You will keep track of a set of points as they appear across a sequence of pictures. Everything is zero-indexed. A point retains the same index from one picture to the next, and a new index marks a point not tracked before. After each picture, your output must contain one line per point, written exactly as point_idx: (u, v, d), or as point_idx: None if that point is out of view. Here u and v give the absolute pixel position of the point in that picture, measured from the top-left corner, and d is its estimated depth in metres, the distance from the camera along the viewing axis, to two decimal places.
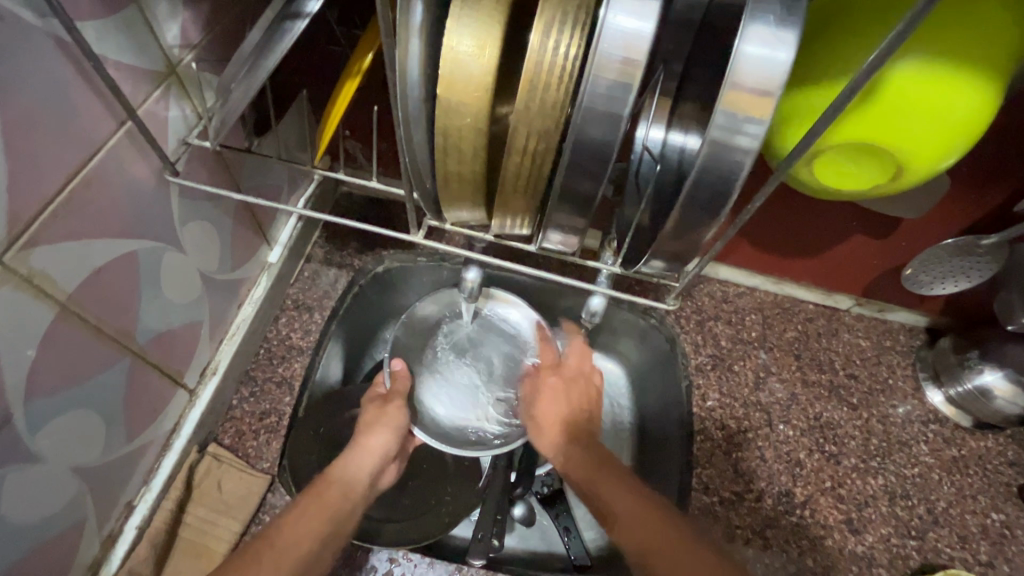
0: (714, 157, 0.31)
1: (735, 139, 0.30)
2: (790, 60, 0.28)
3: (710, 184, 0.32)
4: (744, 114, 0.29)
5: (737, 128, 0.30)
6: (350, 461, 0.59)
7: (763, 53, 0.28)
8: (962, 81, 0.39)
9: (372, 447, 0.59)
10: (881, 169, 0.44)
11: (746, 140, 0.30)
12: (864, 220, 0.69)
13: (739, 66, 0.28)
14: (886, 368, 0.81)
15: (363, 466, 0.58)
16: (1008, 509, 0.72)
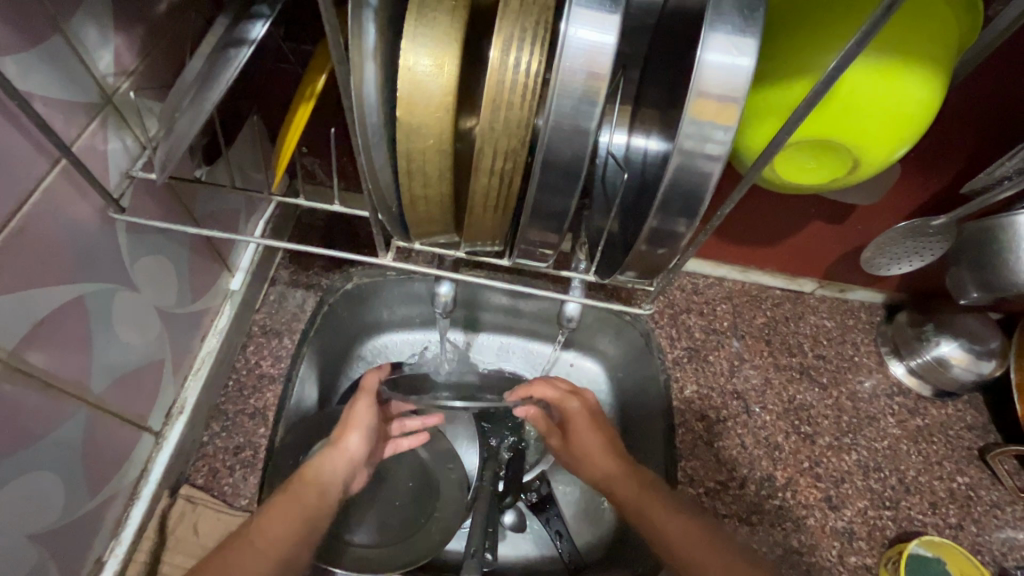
0: (684, 166, 0.31)
1: (706, 147, 0.30)
2: (753, 64, 0.28)
3: (680, 192, 0.32)
4: (712, 122, 0.29)
5: (706, 136, 0.30)
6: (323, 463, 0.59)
7: (725, 60, 0.28)
8: (913, 77, 0.41)
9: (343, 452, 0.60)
10: (839, 163, 0.46)
11: (717, 148, 0.30)
12: (823, 206, 0.71)
13: (704, 75, 0.29)
14: (852, 346, 0.84)
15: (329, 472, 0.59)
16: (971, 471, 0.76)
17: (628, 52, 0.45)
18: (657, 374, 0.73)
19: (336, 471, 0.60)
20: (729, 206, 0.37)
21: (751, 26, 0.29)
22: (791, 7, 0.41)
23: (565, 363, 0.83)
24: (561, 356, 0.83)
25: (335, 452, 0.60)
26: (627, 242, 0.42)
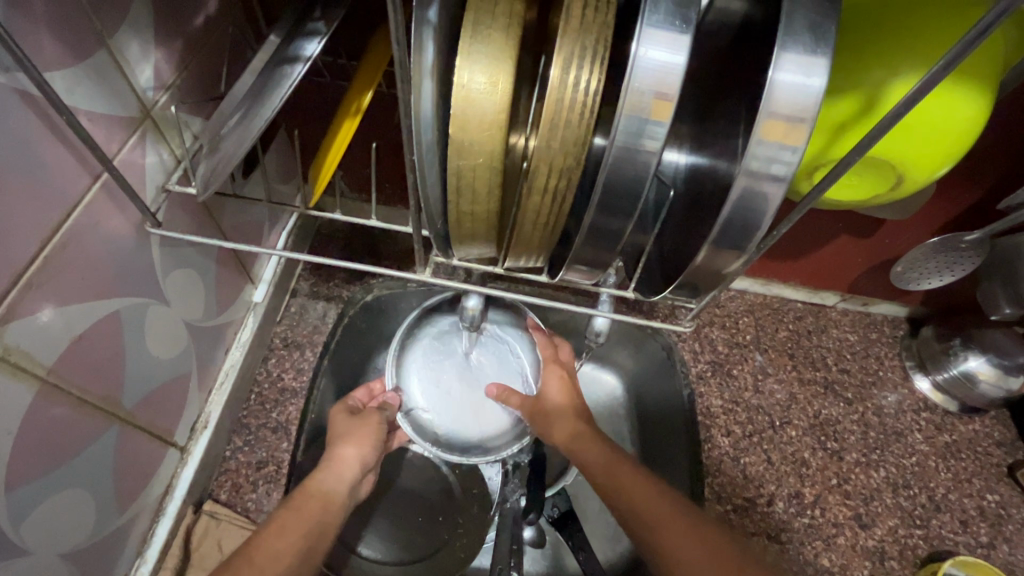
0: (748, 187, 0.30)
1: (771, 168, 0.30)
2: (823, 85, 0.28)
3: (742, 213, 0.31)
4: (779, 142, 0.29)
5: (773, 157, 0.29)
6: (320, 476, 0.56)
7: (795, 81, 0.28)
8: (961, 93, 0.40)
9: (346, 460, 0.58)
10: (882, 179, 0.46)
11: (784, 168, 0.29)
12: (848, 220, 0.70)
13: (774, 95, 0.28)
14: (876, 360, 0.83)
15: (334, 484, 0.55)
16: (1001, 489, 0.75)
17: None
18: (680, 389, 0.72)
19: (341, 484, 0.56)
20: (785, 227, 0.36)
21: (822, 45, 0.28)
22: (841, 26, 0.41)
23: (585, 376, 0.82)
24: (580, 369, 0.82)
25: (331, 464, 0.57)
26: (669, 257, 0.41)
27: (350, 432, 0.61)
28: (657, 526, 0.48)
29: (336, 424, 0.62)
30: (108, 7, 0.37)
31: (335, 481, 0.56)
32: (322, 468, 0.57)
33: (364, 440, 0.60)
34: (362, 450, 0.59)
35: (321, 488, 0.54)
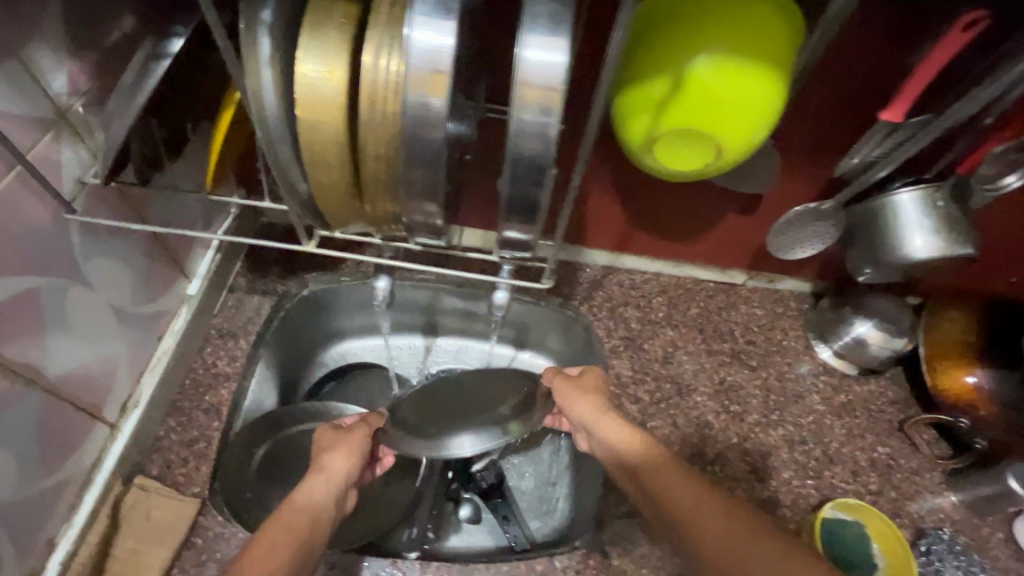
0: (523, 146, 0.36)
1: (538, 127, 0.36)
2: (566, 59, 0.34)
3: (528, 169, 0.38)
4: (538, 106, 0.35)
5: (536, 119, 0.35)
6: (304, 490, 0.55)
7: (543, 54, 0.33)
8: (752, 69, 0.48)
9: (331, 469, 0.57)
10: (706, 148, 0.52)
11: (546, 128, 0.36)
12: (734, 199, 0.76)
13: (525, 68, 0.34)
14: (780, 332, 0.90)
15: (321, 494, 0.55)
16: (892, 442, 0.80)
17: None
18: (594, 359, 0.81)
19: (324, 500, 0.55)
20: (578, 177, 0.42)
21: (563, 26, 0.34)
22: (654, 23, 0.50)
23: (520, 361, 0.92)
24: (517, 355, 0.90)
25: (316, 476, 0.56)
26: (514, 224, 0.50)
27: (335, 444, 0.59)
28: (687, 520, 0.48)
29: (323, 439, 0.60)
30: (22, 24, 0.44)
31: (319, 490, 0.55)
32: (309, 479, 0.56)
33: (350, 449, 0.59)
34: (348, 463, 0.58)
35: (302, 507, 0.53)
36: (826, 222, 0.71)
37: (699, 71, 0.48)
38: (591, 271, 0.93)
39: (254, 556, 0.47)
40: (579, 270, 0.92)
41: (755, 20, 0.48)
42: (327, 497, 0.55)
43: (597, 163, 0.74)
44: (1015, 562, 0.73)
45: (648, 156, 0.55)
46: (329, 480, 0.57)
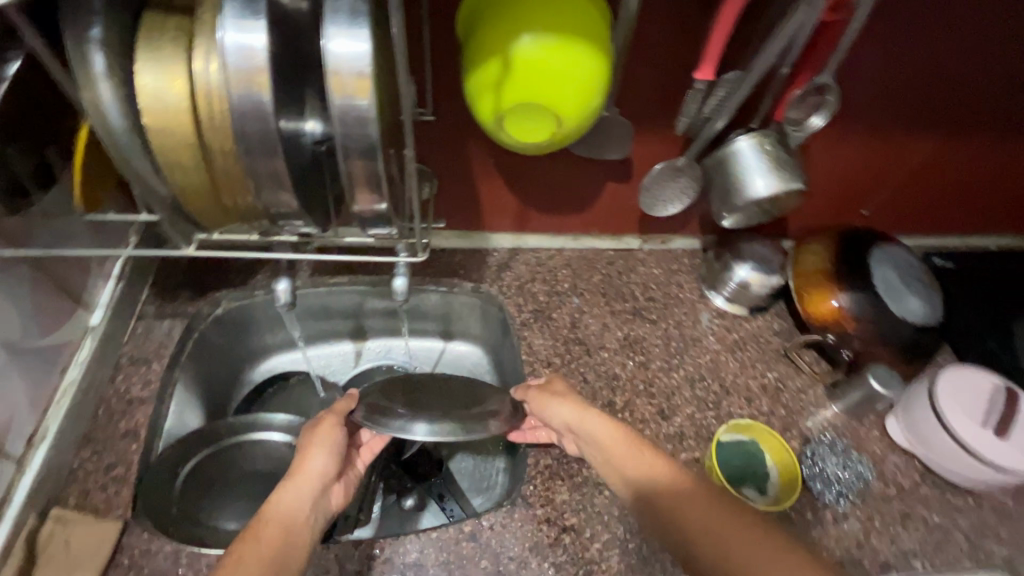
0: (348, 126, 0.41)
1: (356, 109, 0.41)
2: (369, 49, 0.40)
3: (356, 144, 0.43)
4: (353, 93, 0.40)
5: (353, 103, 0.41)
6: (285, 492, 0.62)
7: (348, 46, 0.40)
8: (570, 43, 0.55)
9: (310, 471, 0.64)
10: (548, 118, 0.59)
11: (363, 109, 0.41)
12: (608, 170, 0.83)
13: (333, 62, 0.40)
14: (676, 285, 0.98)
15: (297, 497, 0.61)
16: (780, 367, 0.90)
17: None
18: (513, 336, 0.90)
19: (302, 497, 0.62)
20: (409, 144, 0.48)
21: (362, 25, 0.40)
22: (483, 19, 0.57)
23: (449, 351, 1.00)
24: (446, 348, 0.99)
25: (297, 480, 0.63)
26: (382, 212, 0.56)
27: (308, 444, 0.66)
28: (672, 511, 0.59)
29: (301, 439, 0.68)
30: None
31: (302, 487, 0.62)
32: (286, 485, 0.62)
33: (323, 448, 0.66)
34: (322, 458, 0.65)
35: (285, 506, 0.60)
36: (685, 177, 0.79)
37: (522, 51, 0.54)
38: (498, 254, 0.98)
39: (231, 565, 0.52)
40: (487, 255, 0.97)
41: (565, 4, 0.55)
42: (309, 492, 0.63)
43: (480, 148, 0.79)
44: (891, 453, 0.82)
45: (503, 135, 0.61)
46: (306, 481, 0.63)
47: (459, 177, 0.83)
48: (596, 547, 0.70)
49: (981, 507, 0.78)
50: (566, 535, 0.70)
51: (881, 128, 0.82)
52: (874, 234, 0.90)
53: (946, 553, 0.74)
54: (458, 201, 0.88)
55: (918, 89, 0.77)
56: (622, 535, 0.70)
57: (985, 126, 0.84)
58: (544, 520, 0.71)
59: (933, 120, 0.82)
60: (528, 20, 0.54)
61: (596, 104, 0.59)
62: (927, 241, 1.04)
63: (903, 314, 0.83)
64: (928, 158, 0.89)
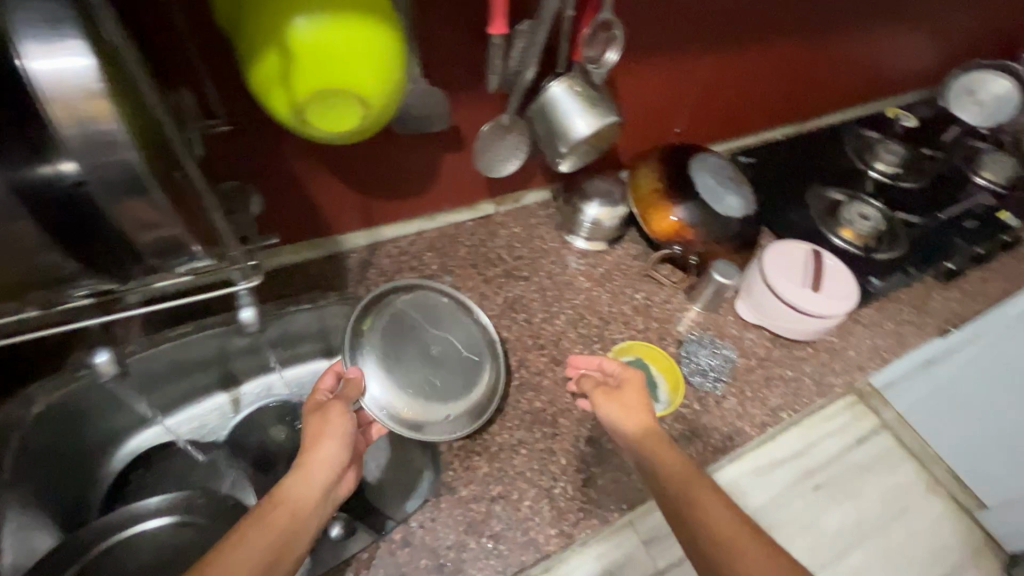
0: (92, 157, 0.36)
1: (100, 136, 0.35)
2: (92, 63, 0.34)
3: (115, 174, 0.37)
4: (89, 116, 0.35)
5: (93, 128, 0.35)
6: (294, 479, 0.54)
7: (56, 62, 0.33)
8: (348, 21, 0.51)
9: (321, 460, 0.56)
10: (351, 105, 0.55)
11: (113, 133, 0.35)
12: (441, 142, 0.82)
13: (47, 86, 0.33)
14: (538, 238, 1.02)
15: (305, 487, 0.54)
16: (644, 286, 0.98)
17: None
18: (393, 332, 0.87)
19: (311, 487, 0.54)
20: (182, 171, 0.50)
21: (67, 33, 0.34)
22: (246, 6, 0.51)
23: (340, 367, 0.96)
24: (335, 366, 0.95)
25: (304, 469, 0.55)
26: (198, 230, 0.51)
27: (317, 431, 0.59)
28: (690, 507, 0.55)
29: (308, 426, 0.60)
30: None
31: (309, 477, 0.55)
32: (292, 476, 0.54)
33: (336, 436, 0.59)
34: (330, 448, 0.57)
35: (294, 493, 0.53)
36: (512, 133, 0.80)
37: (298, 36, 0.50)
38: (357, 254, 0.93)
39: (229, 551, 0.45)
40: (344, 258, 0.92)
41: None
42: (319, 480, 0.55)
43: (297, 149, 0.72)
44: (746, 332, 0.95)
45: (309, 128, 0.56)
46: (317, 469, 0.56)
47: (286, 186, 0.76)
48: (526, 505, 0.71)
49: (817, 352, 0.94)
50: (495, 505, 0.71)
51: (668, 58, 0.91)
52: (689, 149, 1.00)
53: (801, 399, 0.88)
54: (293, 211, 0.81)
55: (687, 19, 0.87)
56: (547, 484, 0.73)
57: (747, 41, 0.98)
58: (471, 499, 0.71)
59: (704, 38, 0.92)
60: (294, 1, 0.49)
61: (398, 80, 0.56)
62: (732, 144, 1.19)
63: (724, 212, 0.93)
64: (710, 74, 1.00)
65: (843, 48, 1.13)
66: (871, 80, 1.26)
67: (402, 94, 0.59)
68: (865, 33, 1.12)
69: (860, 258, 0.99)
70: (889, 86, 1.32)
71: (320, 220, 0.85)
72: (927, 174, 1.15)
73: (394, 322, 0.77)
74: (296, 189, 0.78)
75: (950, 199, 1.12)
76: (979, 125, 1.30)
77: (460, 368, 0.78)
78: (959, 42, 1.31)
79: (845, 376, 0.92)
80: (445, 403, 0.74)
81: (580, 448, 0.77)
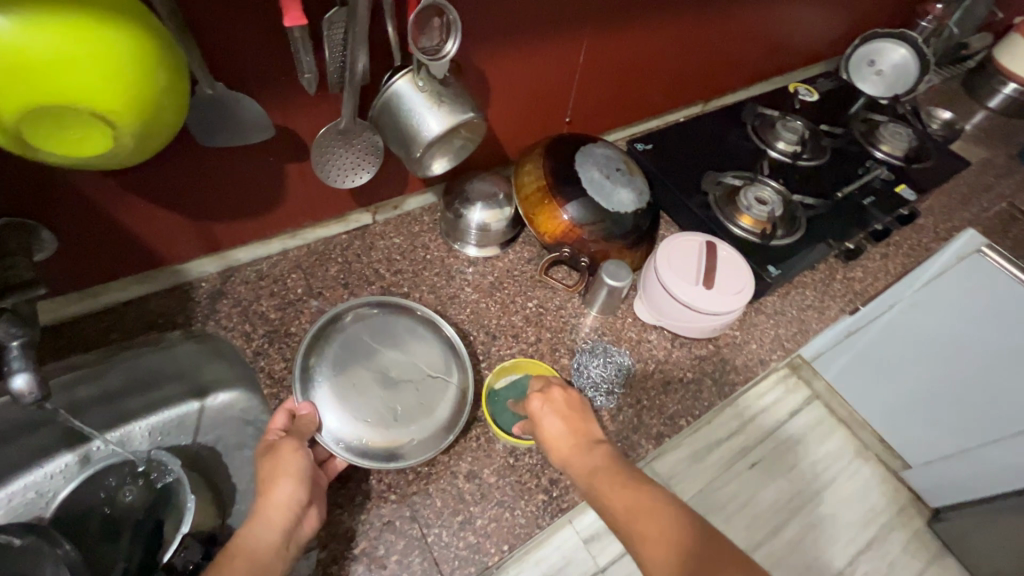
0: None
1: None
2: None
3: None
4: None
5: None
6: (250, 528, 0.53)
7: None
8: (62, 22, 0.40)
9: (277, 501, 0.55)
10: (94, 124, 0.45)
11: None
12: (278, 154, 0.71)
13: None
14: (422, 248, 0.93)
15: (259, 537, 0.52)
16: (537, 293, 0.91)
17: None
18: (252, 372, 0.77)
19: (270, 531, 0.53)
20: None
21: None
22: None
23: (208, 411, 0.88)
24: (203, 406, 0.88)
25: (260, 517, 0.54)
26: None
27: (271, 472, 0.57)
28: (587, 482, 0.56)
29: (261, 467, 0.59)
30: None
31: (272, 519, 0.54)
32: (249, 525, 0.53)
33: (291, 475, 0.57)
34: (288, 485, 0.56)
35: (248, 544, 0.51)
36: (358, 139, 0.70)
37: None
38: (207, 283, 0.82)
39: None
40: (191, 290, 0.81)
41: None
42: (280, 519, 0.54)
43: (84, 174, 0.60)
44: (645, 333, 0.89)
45: (48, 152, 0.46)
46: (271, 518, 0.54)
47: (84, 218, 0.64)
48: (394, 560, 0.64)
49: (719, 349, 0.90)
50: (358, 564, 0.63)
51: (539, 40, 0.82)
52: (577, 140, 0.93)
53: (702, 402, 0.84)
54: (106, 245, 0.69)
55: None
56: (419, 533, 0.66)
57: (630, 20, 0.90)
58: (330, 562, 0.63)
59: (580, 18, 0.84)
60: None
61: (156, 91, 0.46)
62: (630, 130, 1.14)
63: (614, 208, 0.87)
64: (593, 56, 0.92)
65: (740, 21, 1.07)
66: (772, 54, 1.22)
67: (174, 106, 0.50)
68: (761, 7, 1.06)
69: (758, 246, 0.95)
70: (792, 60, 1.28)
71: (147, 250, 0.73)
72: (826, 150, 1.13)
73: (347, 349, 0.74)
74: (100, 220, 0.65)
75: (849, 176, 1.10)
76: (878, 96, 1.29)
77: (423, 388, 0.74)
78: (856, 12, 1.29)
79: (746, 372, 0.88)
80: (411, 426, 0.71)
81: (458, 485, 0.70)
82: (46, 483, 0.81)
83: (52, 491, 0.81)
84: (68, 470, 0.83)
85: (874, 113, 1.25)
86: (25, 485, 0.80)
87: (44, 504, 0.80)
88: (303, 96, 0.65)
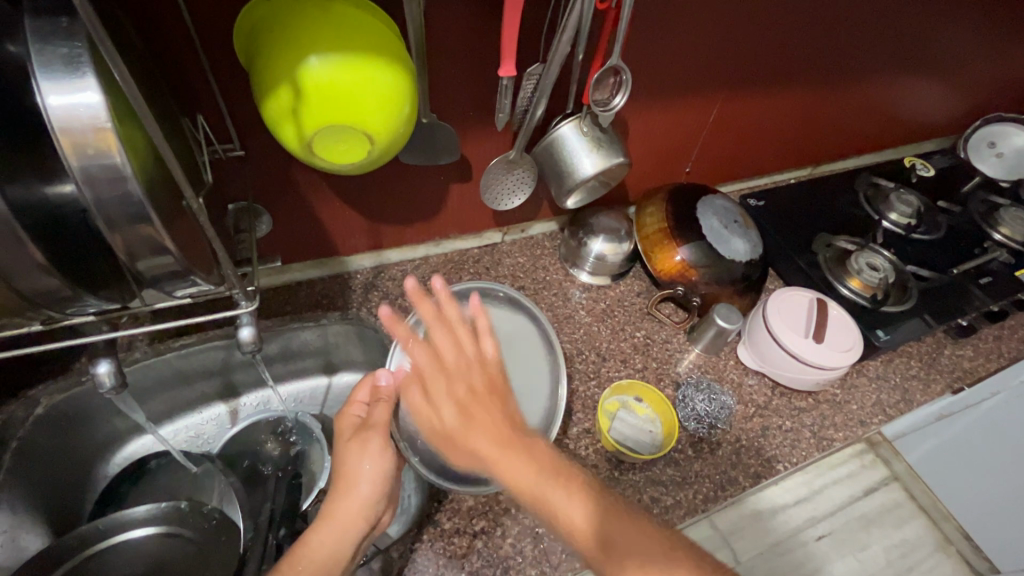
0: (101, 188, 0.37)
1: (110, 164, 0.37)
2: (102, 98, 0.36)
3: (117, 204, 0.39)
4: (101, 149, 0.36)
5: (105, 158, 0.37)
6: (323, 530, 0.62)
7: (70, 97, 0.35)
8: (360, 61, 0.53)
9: (360, 494, 0.65)
10: (360, 141, 0.57)
11: (120, 168, 0.37)
12: (449, 173, 0.83)
13: (54, 116, 0.35)
14: (544, 270, 1.02)
15: (333, 544, 0.61)
16: (645, 325, 0.98)
17: (154, 92, 0.51)
18: None
19: (341, 538, 0.62)
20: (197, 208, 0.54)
21: (85, 69, 0.36)
22: (266, 45, 0.53)
23: (337, 385, 0.96)
24: (332, 380, 0.96)
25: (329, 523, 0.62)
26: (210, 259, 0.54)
27: (351, 463, 0.67)
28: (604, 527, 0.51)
29: (346, 452, 0.68)
30: None
31: (342, 520, 0.63)
32: (319, 529, 0.62)
33: (371, 473, 0.66)
34: (360, 494, 0.65)
35: (318, 550, 0.60)
36: (520, 169, 0.81)
37: (311, 75, 0.51)
38: (362, 275, 0.95)
39: None
40: (348, 279, 0.93)
41: (345, 22, 0.53)
42: (354, 519, 0.63)
43: (308, 174, 0.74)
44: (745, 377, 0.94)
45: (320, 160, 0.59)
46: (341, 525, 0.63)
47: (294, 207, 0.78)
48: (509, 542, 0.72)
49: (817, 404, 0.93)
50: (478, 540, 0.72)
51: (678, 99, 0.92)
52: (698, 189, 1.00)
53: (798, 451, 0.88)
54: (300, 231, 0.82)
55: (702, 63, 0.87)
56: (532, 523, 0.74)
57: (761, 87, 0.98)
58: (454, 532, 0.72)
59: (718, 82, 0.92)
60: (310, 42, 0.51)
61: (404, 115, 0.58)
62: (740, 185, 1.20)
63: (730, 255, 0.92)
64: (721, 116, 1.00)
65: (864, 92, 1.11)
66: (890, 126, 1.24)
67: (408, 129, 0.61)
68: (885, 83, 1.11)
69: (867, 309, 0.98)
70: (909, 133, 1.30)
71: (326, 241, 0.87)
72: (941, 227, 1.14)
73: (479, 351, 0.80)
74: (304, 213, 0.79)
75: (963, 253, 1.11)
76: (999, 178, 1.28)
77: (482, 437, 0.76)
78: (983, 93, 1.29)
79: (845, 429, 0.91)
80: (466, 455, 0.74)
81: None
82: (204, 427, 0.92)
83: (210, 436, 0.91)
84: (221, 418, 0.93)
85: (995, 195, 1.24)
86: (187, 426, 0.91)
87: (204, 446, 0.90)
88: (487, 128, 0.77)
